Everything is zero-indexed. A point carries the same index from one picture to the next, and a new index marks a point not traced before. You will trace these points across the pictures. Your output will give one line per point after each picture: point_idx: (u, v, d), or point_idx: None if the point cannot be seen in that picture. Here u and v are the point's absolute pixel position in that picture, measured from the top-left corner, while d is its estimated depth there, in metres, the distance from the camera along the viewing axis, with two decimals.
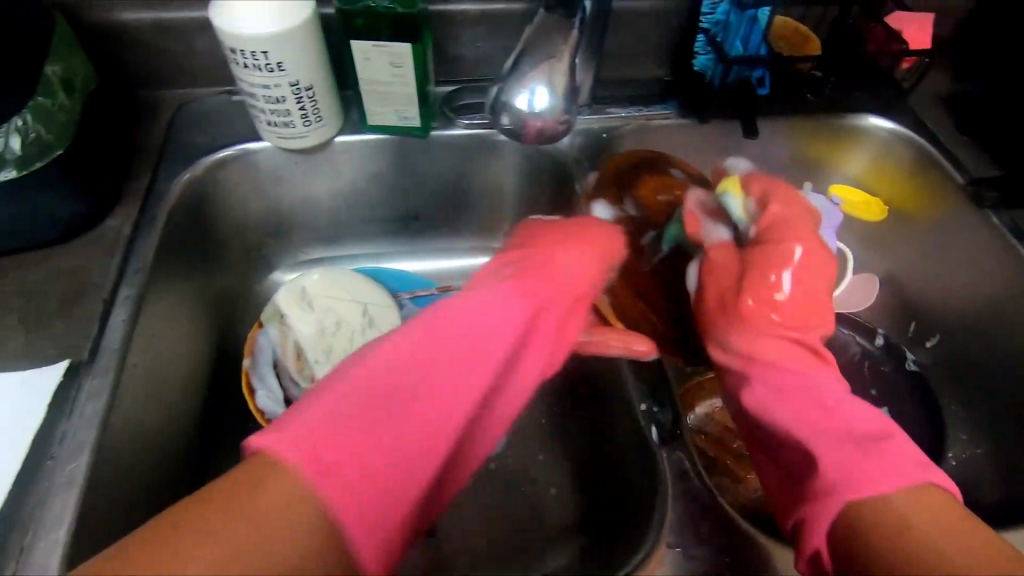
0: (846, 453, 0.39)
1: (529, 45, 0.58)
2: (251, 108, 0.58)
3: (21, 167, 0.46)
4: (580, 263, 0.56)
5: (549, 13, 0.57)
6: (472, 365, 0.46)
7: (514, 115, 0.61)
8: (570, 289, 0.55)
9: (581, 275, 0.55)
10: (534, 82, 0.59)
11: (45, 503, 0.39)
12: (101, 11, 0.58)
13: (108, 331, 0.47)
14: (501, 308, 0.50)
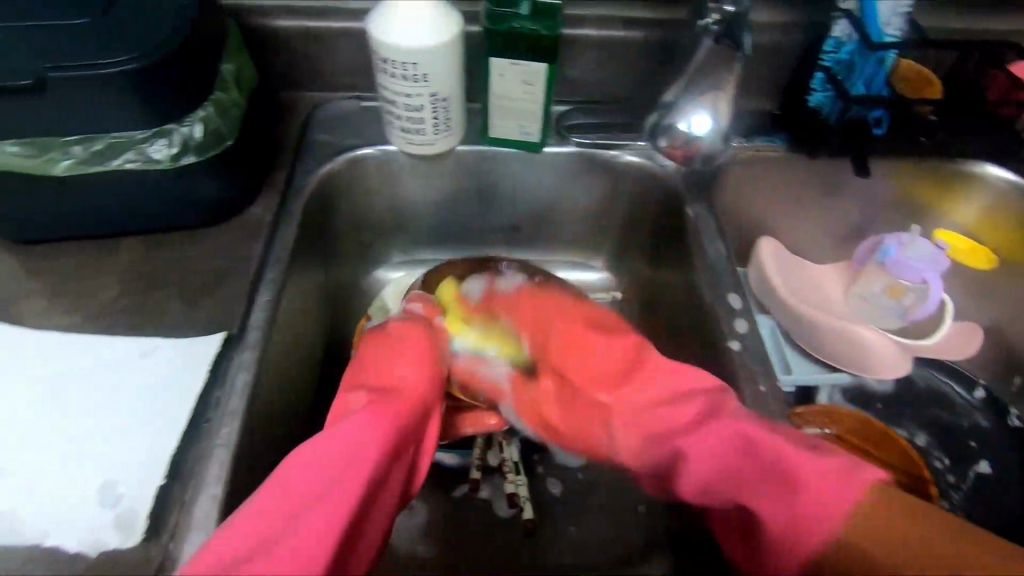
0: (780, 501, 0.43)
1: (694, 76, 0.62)
2: (388, 115, 0.62)
3: (198, 154, 0.50)
4: (412, 368, 0.50)
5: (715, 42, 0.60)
6: (330, 482, 0.39)
7: (671, 138, 0.65)
8: (407, 390, 0.48)
9: (417, 380, 0.50)
10: (698, 107, 0.63)
11: (203, 463, 0.42)
12: (257, 17, 0.63)
13: (254, 309, 0.51)
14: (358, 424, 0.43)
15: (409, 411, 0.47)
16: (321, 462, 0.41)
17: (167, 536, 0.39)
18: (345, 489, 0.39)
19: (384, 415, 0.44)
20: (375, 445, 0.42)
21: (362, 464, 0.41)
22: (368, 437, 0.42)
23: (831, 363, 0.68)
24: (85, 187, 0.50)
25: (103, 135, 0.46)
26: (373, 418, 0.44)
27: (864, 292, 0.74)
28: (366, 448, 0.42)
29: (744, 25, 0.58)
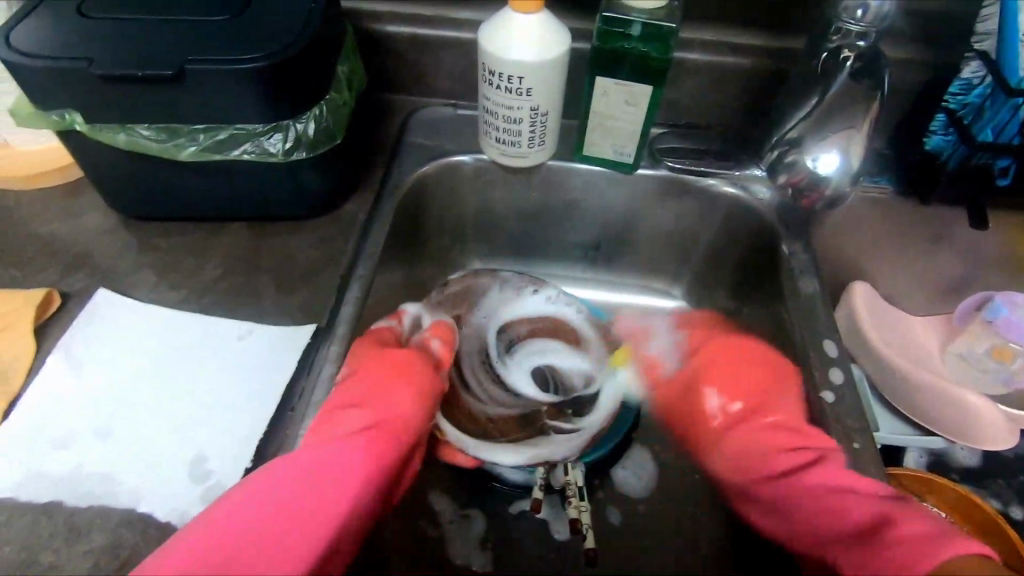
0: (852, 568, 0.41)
1: (824, 114, 0.61)
2: (485, 125, 0.62)
3: (309, 150, 0.52)
4: (407, 396, 0.48)
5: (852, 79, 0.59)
6: (307, 502, 0.38)
7: (792, 175, 0.63)
8: (400, 420, 0.47)
9: (410, 412, 0.48)
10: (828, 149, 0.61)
11: (287, 448, 0.43)
12: (372, 22, 0.66)
13: (344, 303, 0.52)
14: (343, 445, 0.42)
15: (397, 444, 0.45)
16: (301, 470, 0.40)
17: None
18: (318, 518, 0.38)
19: (374, 446, 0.43)
20: (358, 474, 0.41)
21: (343, 492, 0.40)
22: (352, 463, 0.41)
23: (928, 426, 0.63)
24: (203, 172, 0.53)
25: (227, 126, 0.49)
26: (364, 447, 0.42)
27: (963, 351, 0.70)
28: (349, 476, 0.40)
29: (881, 64, 0.58)
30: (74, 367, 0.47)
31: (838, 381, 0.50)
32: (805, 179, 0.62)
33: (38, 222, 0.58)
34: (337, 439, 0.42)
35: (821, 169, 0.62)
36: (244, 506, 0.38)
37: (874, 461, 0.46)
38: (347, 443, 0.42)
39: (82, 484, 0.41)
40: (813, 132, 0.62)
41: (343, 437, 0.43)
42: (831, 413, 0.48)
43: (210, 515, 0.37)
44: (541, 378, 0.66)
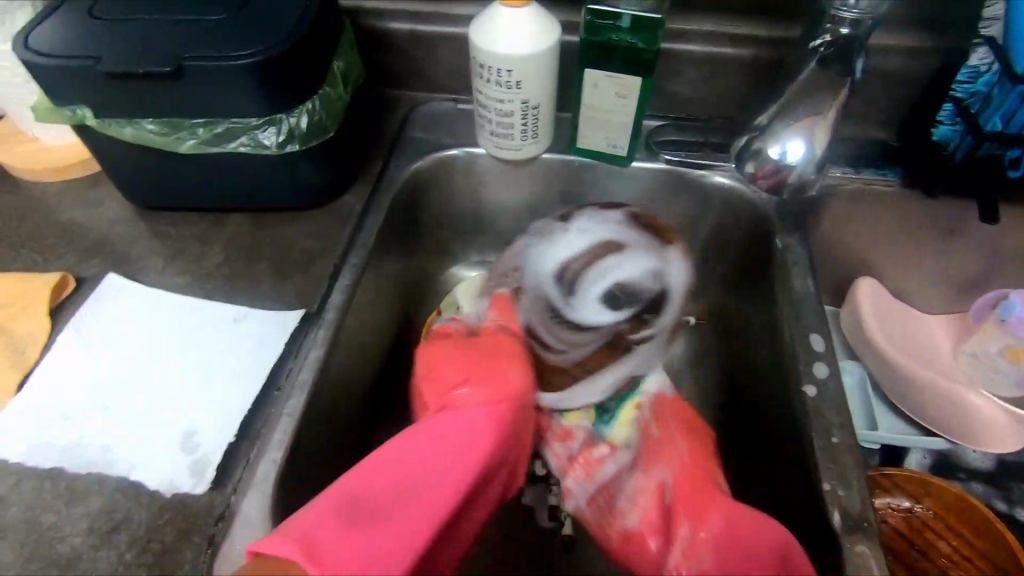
0: None
1: (788, 103, 0.59)
2: (480, 118, 0.63)
3: (302, 143, 0.54)
4: (524, 375, 0.51)
5: (824, 66, 0.56)
6: (438, 471, 0.44)
7: (760, 163, 0.61)
8: (520, 396, 0.50)
9: (523, 389, 0.50)
10: (793, 137, 0.59)
11: (271, 426, 0.45)
12: (375, 19, 0.67)
13: (334, 290, 0.54)
14: (466, 423, 0.47)
15: (509, 422, 0.48)
16: (428, 448, 0.45)
17: (229, 488, 0.43)
18: (448, 481, 0.43)
19: (499, 422, 0.48)
20: (484, 448, 0.46)
21: (468, 462, 0.45)
22: (475, 439, 0.46)
23: (932, 427, 0.62)
24: (205, 164, 0.55)
25: (223, 120, 0.51)
26: (489, 426, 0.47)
27: (975, 352, 0.67)
28: (473, 453, 0.45)
29: (854, 53, 0.55)
30: (83, 346, 0.51)
31: (825, 375, 0.49)
32: (771, 167, 0.61)
33: (62, 212, 0.63)
34: (466, 416, 0.47)
35: (787, 156, 0.60)
36: (370, 476, 0.43)
37: (855, 457, 0.45)
38: (468, 418, 0.47)
39: (83, 452, 0.44)
40: (782, 115, 0.59)
41: (473, 418, 0.47)
42: (813, 406, 0.47)
43: (336, 488, 0.42)
44: (613, 298, 0.54)
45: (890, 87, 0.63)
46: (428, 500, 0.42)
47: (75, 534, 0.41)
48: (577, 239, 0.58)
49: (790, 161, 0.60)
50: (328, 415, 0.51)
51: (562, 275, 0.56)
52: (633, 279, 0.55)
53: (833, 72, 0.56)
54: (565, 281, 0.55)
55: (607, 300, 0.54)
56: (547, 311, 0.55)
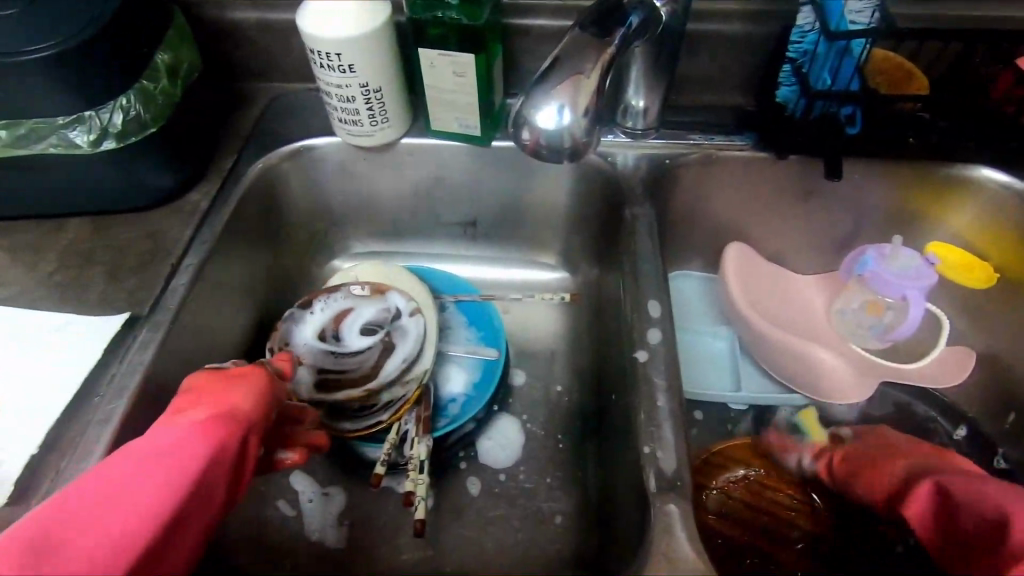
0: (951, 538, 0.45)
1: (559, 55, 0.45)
2: (327, 104, 0.62)
3: (119, 140, 0.52)
4: (253, 396, 0.40)
5: (584, 29, 0.45)
6: (135, 502, 0.32)
7: (533, 133, 0.46)
8: (241, 411, 0.38)
9: (252, 408, 0.39)
10: (556, 99, 0.45)
11: (84, 433, 0.44)
12: (217, 10, 0.65)
13: (168, 292, 0.53)
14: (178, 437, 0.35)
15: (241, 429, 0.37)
16: (134, 475, 0.33)
17: (34, 501, 0.41)
18: (130, 517, 0.31)
19: (217, 436, 0.36)
20: (188, 468, 0.34)
21: (176, 484, 0.33)
22: (184, 457, 0.34)
23: (791, 384, 0.62)
24: (24, 167, 0.53)
25: (25, 120, 0.49)
26: (196, 438, 0.35)
27: (841, 308, 0.68)
28: (185, 476, 0.34)
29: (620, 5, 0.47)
30: None
31: (657, 341, 0.50)
32: (546, 138, 0.46)
33: None
34: (168, 436, 0.35)
35: (561, 123, 0.45)
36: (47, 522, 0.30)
37: (677, 418, 0.46)
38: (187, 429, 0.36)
39: None
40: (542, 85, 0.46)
41: (182, 431, 0.36)
42: (642, 371, 0.48)
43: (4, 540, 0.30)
44: (369, 329, 0.64)
45: (736, 54, 0.64)
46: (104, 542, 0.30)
47: None
48: (325, 319, 0.65)
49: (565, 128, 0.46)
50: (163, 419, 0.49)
51: (325, 337, 0.64)
52: (375, 315, 0.65)
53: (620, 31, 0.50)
54: (329, 337, 0.64)
55: (369, 332, 0.64)
56: (324, 364, 0.62)
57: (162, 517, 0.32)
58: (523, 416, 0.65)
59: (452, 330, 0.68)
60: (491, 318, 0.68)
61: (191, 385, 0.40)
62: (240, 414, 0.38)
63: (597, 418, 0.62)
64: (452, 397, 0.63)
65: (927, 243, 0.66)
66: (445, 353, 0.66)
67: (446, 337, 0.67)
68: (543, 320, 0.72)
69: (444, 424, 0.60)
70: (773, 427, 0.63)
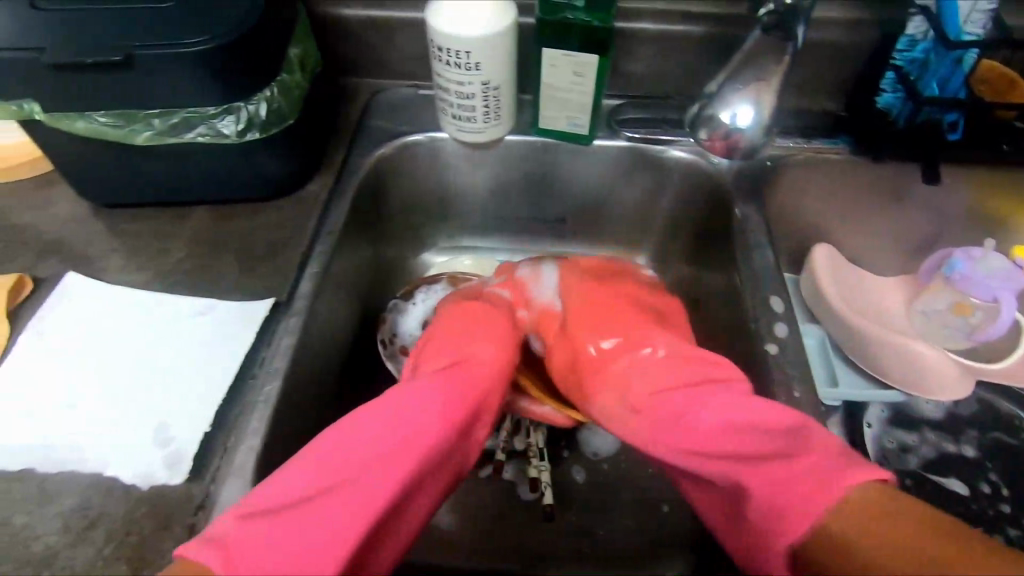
0: (765, 482, 0.40)
1: (744, 67, 0.59)
2: (441, 101, 0.64)
3: (261, 131, 0.54)
4: (488, 346, 0.52)
5: (768, 34, 0.57)
6: (387, 435, 0.41)
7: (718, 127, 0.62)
8: (480, 371, 0.49)
9: (489, 358, 0.51)
10: (736, 103, 0.61)
11: (248, 413, 0.46)
12: (330, 7, 0.67)
13: (303, 279, 0.54)
14: (420, 395, 0.44)
15: (480, 386, 0.48)
16: (387, 418, 0.42)
17: (209, 477, 0.42)
18: (411, 449, 0.41)
19: (459, 396, 0.46)
20: (438, 430, 0.43)
21: (421, 433, 0.42)
22: (436, 411, 0.43)
23: (887, 381, 0.65)
24: (164, 157, 0.55)
25: (180, 110, 0.51)
26: (432, 390, 0.45)
27: (925, 306, 0.71)
28: (426, 421, 0.42)
29: (795, 21, 0.56)
30: (42, 344, 0.49)
31: (782, 335, 0.52)
32: (723, 134, 0.62)
33: (11, 213, 0.60)
34: (421, 390, 0.45)
35: (738, 121, 0.61)
36: (336, 444, 0.40)
37: (812, 408, 0.48)
38: (427, 387, 0.45)
39: (50, 451, 0.43)
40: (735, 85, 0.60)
41: (429, 389, 0.45)
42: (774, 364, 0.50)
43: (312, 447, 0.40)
44: None
45: (834, 61, 0.66)
46: (375, 468, 0.39)
47: (50, 534, 0.40)
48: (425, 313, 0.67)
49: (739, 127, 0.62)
50: (305, 403, 0.51)
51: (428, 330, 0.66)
52: None
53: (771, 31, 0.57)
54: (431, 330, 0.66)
55: None
56: None
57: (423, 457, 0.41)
58: None
59: None
60: None
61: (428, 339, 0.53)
62: (480, 364, 0.50)
63: None
64: None
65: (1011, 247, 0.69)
66: None
67: None
68: None
69: None
70: (866, 422, 0.65)
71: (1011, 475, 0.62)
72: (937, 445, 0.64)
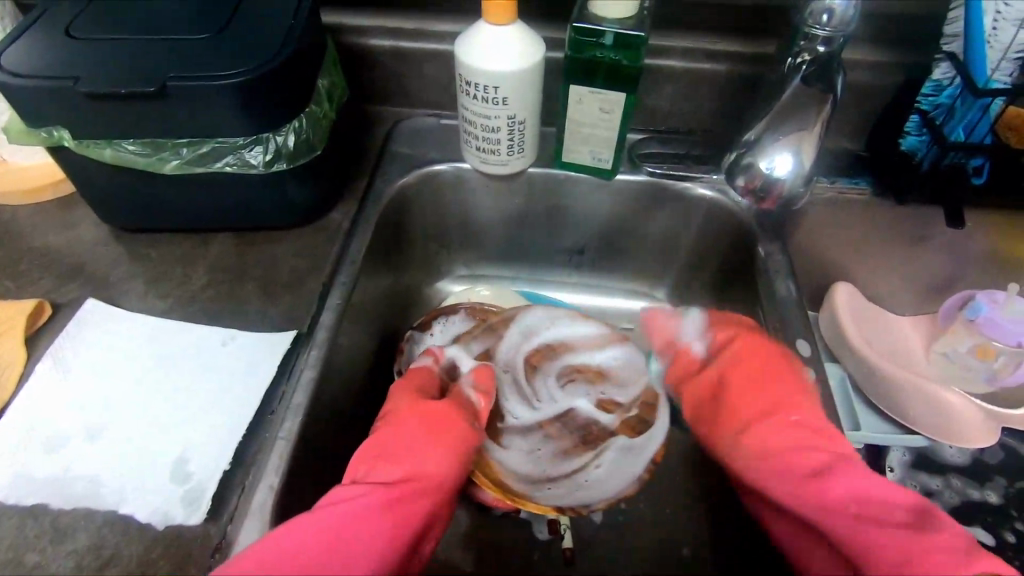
0: (893, 541, 0.41)
1: (779, 117, 0.60)
2: (465, 133, 0.64)
3: (289, 161, 0.54)
4: (443, 464, 0.46)
5: (807, 83, 0.57)
6: (310, 570, 0.37)
7: (752, 176, 0.62)
8: (430, 485, 0.45)
9: (440, 481, 0.45)
10: (780, 151, 0.60)
11: (267, 449, 0.44)
12: (358, 37, 0.67)
13: (324, 310, 0.53)
14: (358, 524, 0.40)
15: (426, 515, 0.43)
16: (309, 549, 0.38)
17: (226, 517, 0.41)
18: None
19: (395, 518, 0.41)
20: (371, 566, 0.39)
21: (357, 565, 0.38)
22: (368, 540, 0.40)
23: (909, 424, 0.64)
24: (190, 184, 0.55)
25: (209, 140, 0.51)
26: (379, 515, 0.41)
27: (946, 350, 0.70)
28: (357, 555, 0.39)
29: (833, 68, 0.56)
30: (62, 371, 0.49)
31: (810, 379, 0.51)
32: (762, 180, 0.62)
33: (34, 235, 0.60)
34: (359, 511, 0.41)
35: (776, 170, 0.61)
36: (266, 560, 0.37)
37: (842, 457, 0.47)
38: (368, 514, 0.41)
39: (68, 485, 0.42)
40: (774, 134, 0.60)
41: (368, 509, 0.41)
42: (802, 411, 0.49)
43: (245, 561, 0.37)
44: None
45: (858, 102, 0.66)
46: None
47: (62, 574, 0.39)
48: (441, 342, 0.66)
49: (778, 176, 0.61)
50: (323, 438, 0.50)
51: None
52: None
53: (809, 77, 0.57)
54: None
55: None
56: None
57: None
58: None
59: None
60: None
61: (394, 419, 0.49)
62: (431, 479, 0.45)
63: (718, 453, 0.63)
64: None
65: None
66: None
67: None
68: None
69: None
70: (887, 466, 0.64)
71: None
72: (963, 492, 0.62)
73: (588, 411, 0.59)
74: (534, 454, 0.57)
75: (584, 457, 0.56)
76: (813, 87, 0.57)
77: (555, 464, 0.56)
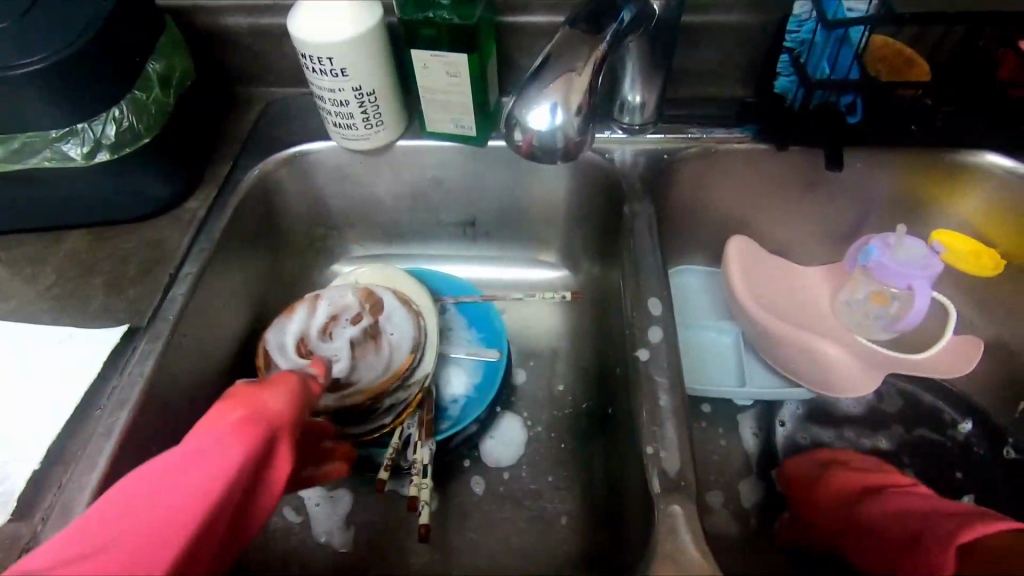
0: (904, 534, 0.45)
1: (548, 57, 0.48)
2: (320, 108, 0.61)
3: (112, 151, 0.53)
4: (294, 399, 0.41)
5: (573, 26, 0.49)
6: (154, 509, 0.34)
7: (528, 131, 0.49)
8: (275, 419, 0.39)
9: (286, 412, 0.40)
10: (548, 98, 0.48)
11: (87, 446, 0.44)
12: (211, 17, 0.65)
13: (166, 302, 0.53)
14: (203, 458, 0.36)
15: (276, 441, 0.39)
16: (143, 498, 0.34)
17: (39, 515, 0.41)
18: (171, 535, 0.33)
19: (251, 438, 0.38)
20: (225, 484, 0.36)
21: (208, 493, 0.35)
22: (218, 462, 0.36)
23: (798, 381, 0.61)
24: (23, 182, 0.54)
25: (19, 134, 0.49)
26: (229, 443, 0.37)
27: (849, 300, 0.67)
28: (216, 482, 0.35)
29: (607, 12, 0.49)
30: None
31: (658, 339, 0.50)
32: (539, 137, 0.50)
33: None
34: (203, 437, 0.37)
35: (553, 122, 0.49)
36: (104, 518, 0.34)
37: (679, 416, 0.46)
38: (207, 442, 0.37)
39: None
40: (546, 78, 0.48)
41: (216, 442, 0.37)
42: (644, 371, 0.48)
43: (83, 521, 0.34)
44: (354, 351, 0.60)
45: (735, 43, 0.63)
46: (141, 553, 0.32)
47: None
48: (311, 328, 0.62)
49: (556, 130, 0.49)
50: (165, 430, 0.50)
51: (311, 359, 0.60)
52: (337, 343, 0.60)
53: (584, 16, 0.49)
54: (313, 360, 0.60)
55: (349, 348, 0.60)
56: None
57: (196, 525, 0.34)
58: (526, 414, 0.65)
59: (453, 331, 0.67)
60: (492, 319, 0.68)
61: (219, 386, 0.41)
62: (277, 416, 0.40)
63: (602, 419, 0.62)
64: (452, 399, 0.62)
65: (933, 233, 0.64)
66: (447, 354, 0.65)
67: (447, 339, 0.66)
68: (545, 318, 0.71)
69: (449, 426, 0.60)
70: (780, 421, 0.63)
71: (929, 470, 0.60)
72: (854, 443, 0.61)
73: (358, 329, 0.59)
74: (373, 360, 0.57)
75: (380, 348, 0.58)
76: (633, 36, 0.53)
77: (384, 353, 0.58)
